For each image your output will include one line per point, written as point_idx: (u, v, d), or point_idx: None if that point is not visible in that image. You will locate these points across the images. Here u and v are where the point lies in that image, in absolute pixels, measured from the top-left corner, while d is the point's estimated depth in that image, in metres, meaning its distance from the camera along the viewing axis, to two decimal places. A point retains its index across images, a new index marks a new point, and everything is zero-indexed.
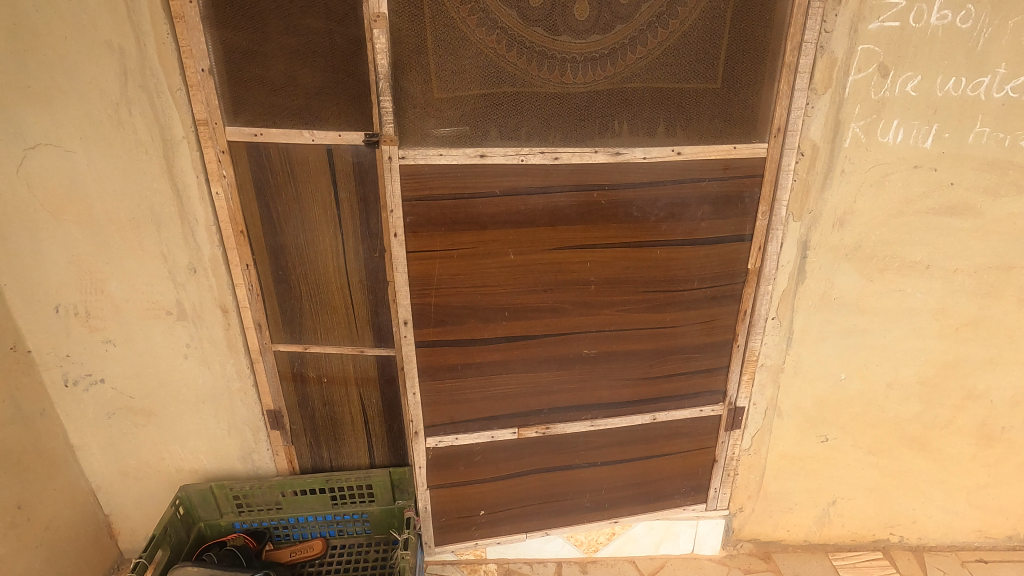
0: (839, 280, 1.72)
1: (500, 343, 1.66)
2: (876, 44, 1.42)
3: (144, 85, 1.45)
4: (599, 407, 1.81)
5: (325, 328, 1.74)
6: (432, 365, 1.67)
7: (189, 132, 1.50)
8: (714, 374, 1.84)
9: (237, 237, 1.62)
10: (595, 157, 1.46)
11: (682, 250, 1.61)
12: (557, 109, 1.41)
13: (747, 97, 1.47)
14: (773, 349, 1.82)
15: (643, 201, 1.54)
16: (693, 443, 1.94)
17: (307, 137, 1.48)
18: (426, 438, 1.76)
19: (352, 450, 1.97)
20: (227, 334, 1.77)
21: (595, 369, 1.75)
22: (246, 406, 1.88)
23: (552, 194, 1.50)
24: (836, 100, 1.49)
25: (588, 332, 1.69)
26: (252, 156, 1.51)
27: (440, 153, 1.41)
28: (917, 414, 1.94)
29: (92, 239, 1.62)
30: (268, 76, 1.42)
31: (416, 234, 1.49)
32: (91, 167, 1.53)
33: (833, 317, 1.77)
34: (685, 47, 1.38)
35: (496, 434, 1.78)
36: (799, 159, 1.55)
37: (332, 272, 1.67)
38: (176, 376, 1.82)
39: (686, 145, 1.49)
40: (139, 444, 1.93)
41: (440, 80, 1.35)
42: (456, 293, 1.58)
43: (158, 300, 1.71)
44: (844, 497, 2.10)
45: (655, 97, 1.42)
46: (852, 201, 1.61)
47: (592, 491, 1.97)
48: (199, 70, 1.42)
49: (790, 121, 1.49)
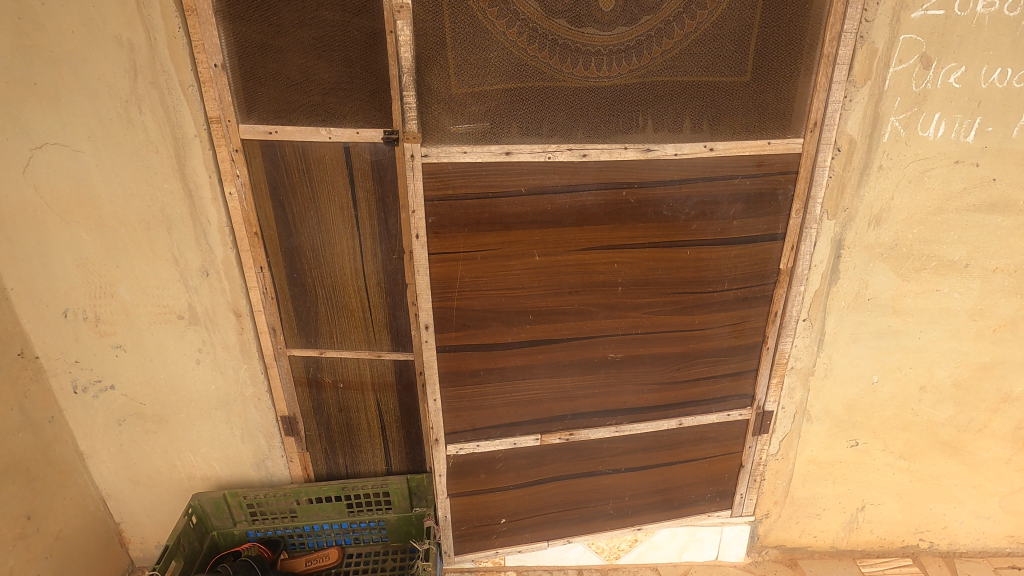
0: (873, 280, 1.66)
1: (523, 348, 1.57)
2: (919, 34, 1.36)
3: (155, 82, 1.39)
4: (624, 413, 1.74)
5: (342, 331, 1.69)
6: (453, 371, 1.57)
7: (200, 129, 1.45)
8: (743, 378, 1.78)
9: (252, 239, 1.57)
10: (624, 154, 1.40)
11: (714, 250, 1.54)
12: (584, 104, 1.34)
13: (782, 90, 1.41)
14: (804, 351, 1.76)
15: (674, 199, 1.47)
16: (719, 448, 1.89)
17: (324, 134, 1.43)
18: (446, 445, 1.67)
19: (368, 457, 1.91)
20: (241, 338, 1.71)
21: (620, 373, 1.67)
22: (260, 412, 1.83)
23: (580, 192, 1.42)
24: (874, 92, 1.42)
25: (614, 336, 1.61)
26: (267, 155, 1.47)
27: (464, 150, 1.34)
28: (951, 418, 1.88)
29: (102, 242, 1.57)
30: (283, 71, 1.37)
31: (439, 235, 1.42)
32: (101, 168, 1.48)
33: (867, 319, 1.71)
34: (718, 38, 1.32)
35: (519, 440, 1.69)
36: (836, 155, 1.49)
37: (349, 274, 1.61)
38: (189, 382, 1.78)
39: (719, 140, 1.42)
40: (150, 451, 1.89)
41: (464, 74, 1.29)
42: (479, 297, 1.49)
43: (169, 305, 1.66)
44: (874, 502, 2.04)
45: (687, 90, 1.36)
46: (889, 198, 1.55)
47: (615, 498, 1.90)
48: (212, 65, 1.37)
49: (828, 115, 1.43)
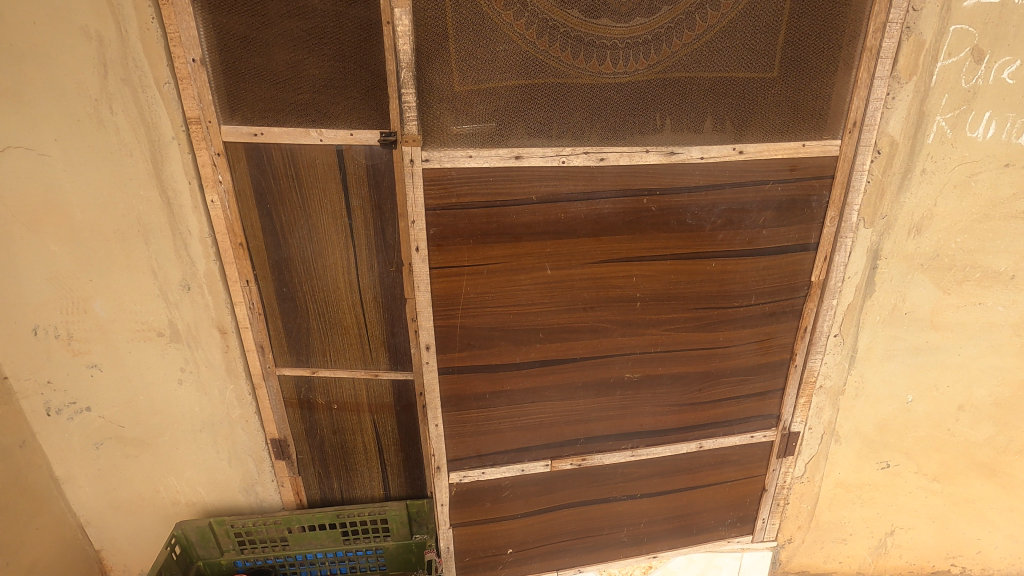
0: (911, 292, 1.53)
1: (533, 369, 1.45)
2: (972, 24, 1.23)
3: (128, 79, 1.26)
4: (641, 436, 1.61)
5: (336, 349, 1.56)
6: (457, 394, 1.44)
7: (178, 131, 1.32)
8: (767, 398, 1.65)
9: (237, 251, 1.44)
10: (645, 158, 1.27)
11: (740, 262, 1.42)
12: (601, 103, 1.22)
13: (819, 88, 1.28)
14: (834, 369, 1.63)
15: (698, 207, 1.34)
16: (740, 471, 1.76)
17: (315, 136, 1.30)
18: (449, 474, 1.54)
19: (365, 481, 1.79)
20: (226, 357, 1.59)
21: (638, 394, 1.54)
22: (248, 434, 1.71)
23: (596, 200, 1.30)
24: (920, 89, 1.29)
25: (631, 355, 1.48)
26: (252, 160, 1.34)
27: (469, 154, 1.21)
28: (989, 438, 1.75)
29: (72, 254, 1.43)
30: (269, 67, 1.24)
31: (441, 248, 1.28)
32: (70, 173, 1.35)
33: (903, 335, 1.59)
34: (750, 29, 1.19)
35: (527, 467, 1.57)
36: (875, 158, 1.36)
37: (343, 288, 1.48)
38: (171, 403, 1.65)
39: (749, 142, 1.29)
40: (131, 476, 1.76)
41: (469, 70, 1.16)
42: (485, 314, 1.37)
43: (148, 321, 1.53)
44: (904, 527, 1.92)
45: (715, 87, 1.24)
46: (932, 205, 1.42)
47: (630, 525, 1.77)
48: (190, 60, 1.23)
49: (868, 114, 1.30)
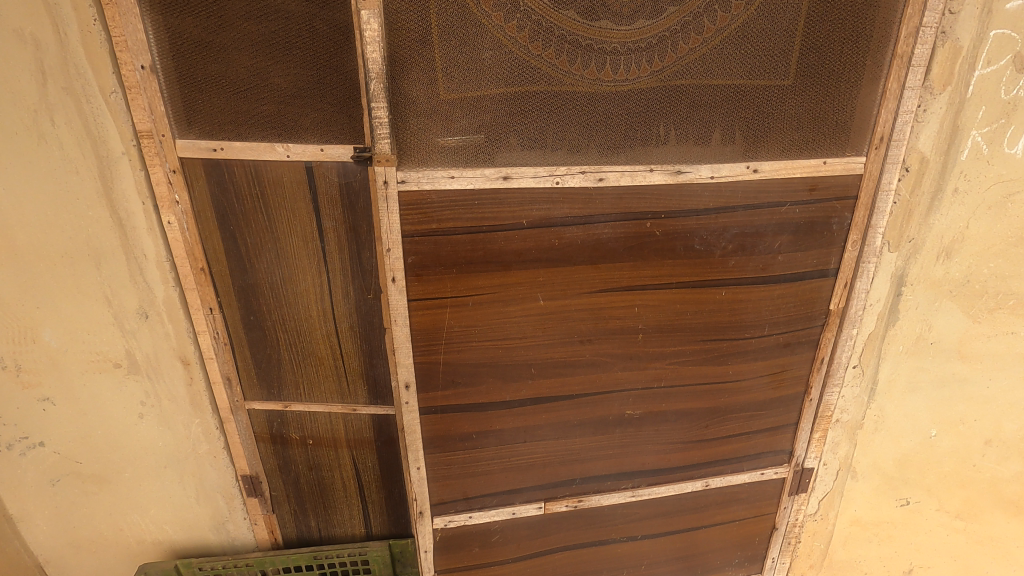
0: (938, 321, 1.40)
1: (525, 407, 1.31)
2: (1015, 28, 1.10)
3: (70, 88, 1.13)
4: (642, 474, 1.48)
5: (310, 382, 1.43)
6: (441, 435, 1.31)
7: (129, 146, 1.18)
8: (779, 433, 1.52)
9: (198, 276, 1.30)
10: (650, 178, 1.14)
11: (753, 291, 1.29)
12: (599, 116, 1.09)
13: (843, 99, 1.14)
14: (852, 403, 1.50)
15: (708, 231, 1.21)
16: (749, 509, 1.63)
17: (281, 152, 1.17)
18: (433, 519, 1.40)
19: (345, 519, 1.65)
20: (190, 390, 1.45)
21: (639, 432, 1.41)
22: (217, 470, 1.57)
23: (594, 224, 1.16)
24: (954, 101, 1.16)
25: (632, 390, 1.35)
26: (212, 177, 1.20)
27: (451, 175, 1.08)
28: (1017, 475, 1.61)
29: (16, 280, 1.29)
30: (228, 75, 1.11)
31: (421, 278, 1.15)
32: (8, 191, 1.20)
33: (928, 366, 1.45)
34: (768, 34, 1.06)
35: (519, 510, 1.43)
36: (902, 176, 1.23)
37: (316, 316, 1.35)
38: (131, 439, 1.51)
39: (764, 160, 1.16)
40: (92, 514, 1.61)
41: (451, 80, 1.02)
42: (471, 349, 1.23)
43: (104, 352, 1.40)
44: (923, 565, 1.74)
45: (728, 98, 1.10)
46: (964, 227, 1.29)
47: (630, 569, 1.63)
48: (139, 67, 1.10)
49: (897, 129, 1.17)
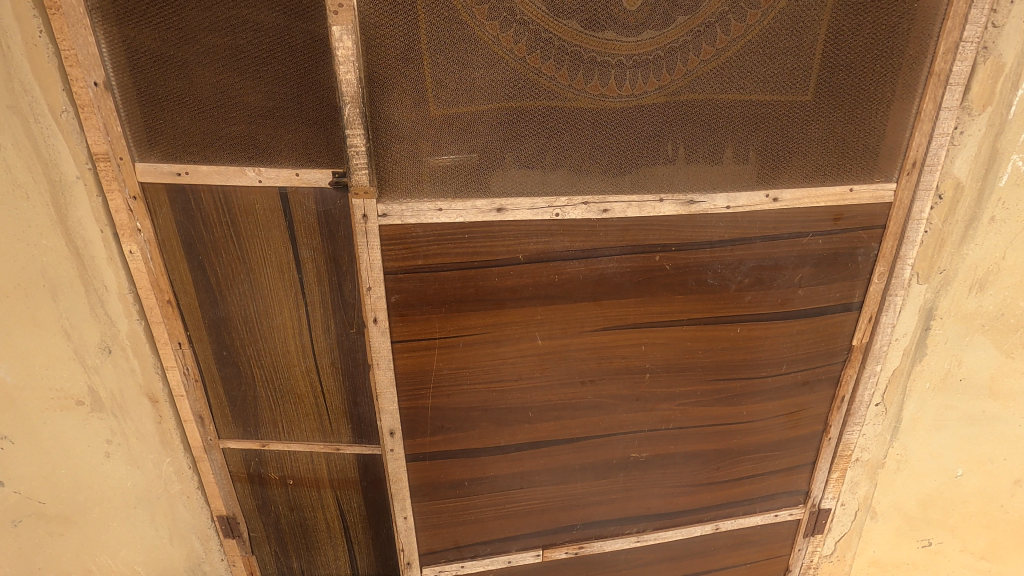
0: (968, 356, 1.28)
1: (521, 452, 1.21)
2: None
3: (15, 105, 1.01)
4: (647, 519, 1.37)
5: (290, 420, 1.33)
6: (429, 482, 1.21)
7: (84, 169, 1.08)
8: (795, 472, 1.42)
9: (164, 309, 1.20)
10: (659, 208, 1.04)
11: (769, 327, 1.18)
12: (603, 139, 0.98)
13: (873, 120, 1.03)
14: (873, 441, 1.40)
15: (723, 264, 1.10)
16: (762, 551, 1.52)
17: (252, 176, 1.06)
18: (423, 568, 1.30)
19: (330, 561, 1.55)
20: (160, 428, 1.35)
21: (645, 475, 1.31)
22: (191, 511, 1.45)
23: (597, 258, 1.06)
24: (995, 122, 1.06)
25: (638, 433, 1.24)
26: (177, 204, 1.09)
27: (438, 208, 0.97)
28: None
29: None
30: (192, 93, 1.00)
31: (405, 318, 1.05)
32: None
33: (957, 403, 1.34)
34: (791, 48, 0.95)
35: (514, 558, 1.33)
36: (935, 204, 1.13)
37: (295, 352, 1.24)
38: (97, 479, 1.37)
39: (785, 188, 1.06)
40: (53, 561, 1.42)
41: (437, 102, 0.91)
42: (462, 393, 1.13)
43: (64, 386, 1.26)
44: None
45: (746, 119, 0.99)
46: (1000, 257, 1.17)
47: None
48: (91, 84, 0.99)
49: (930, 153, 1.07)
